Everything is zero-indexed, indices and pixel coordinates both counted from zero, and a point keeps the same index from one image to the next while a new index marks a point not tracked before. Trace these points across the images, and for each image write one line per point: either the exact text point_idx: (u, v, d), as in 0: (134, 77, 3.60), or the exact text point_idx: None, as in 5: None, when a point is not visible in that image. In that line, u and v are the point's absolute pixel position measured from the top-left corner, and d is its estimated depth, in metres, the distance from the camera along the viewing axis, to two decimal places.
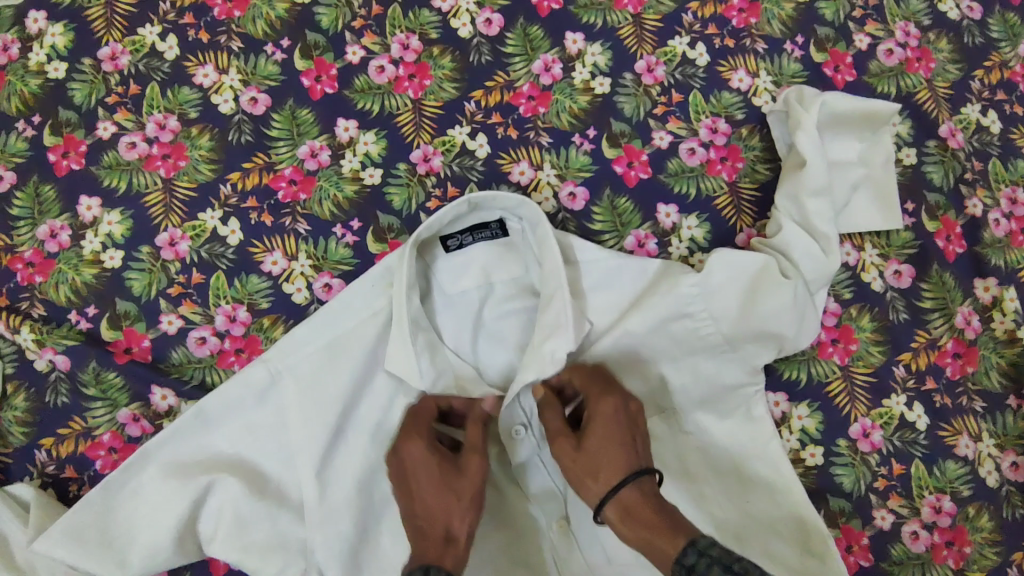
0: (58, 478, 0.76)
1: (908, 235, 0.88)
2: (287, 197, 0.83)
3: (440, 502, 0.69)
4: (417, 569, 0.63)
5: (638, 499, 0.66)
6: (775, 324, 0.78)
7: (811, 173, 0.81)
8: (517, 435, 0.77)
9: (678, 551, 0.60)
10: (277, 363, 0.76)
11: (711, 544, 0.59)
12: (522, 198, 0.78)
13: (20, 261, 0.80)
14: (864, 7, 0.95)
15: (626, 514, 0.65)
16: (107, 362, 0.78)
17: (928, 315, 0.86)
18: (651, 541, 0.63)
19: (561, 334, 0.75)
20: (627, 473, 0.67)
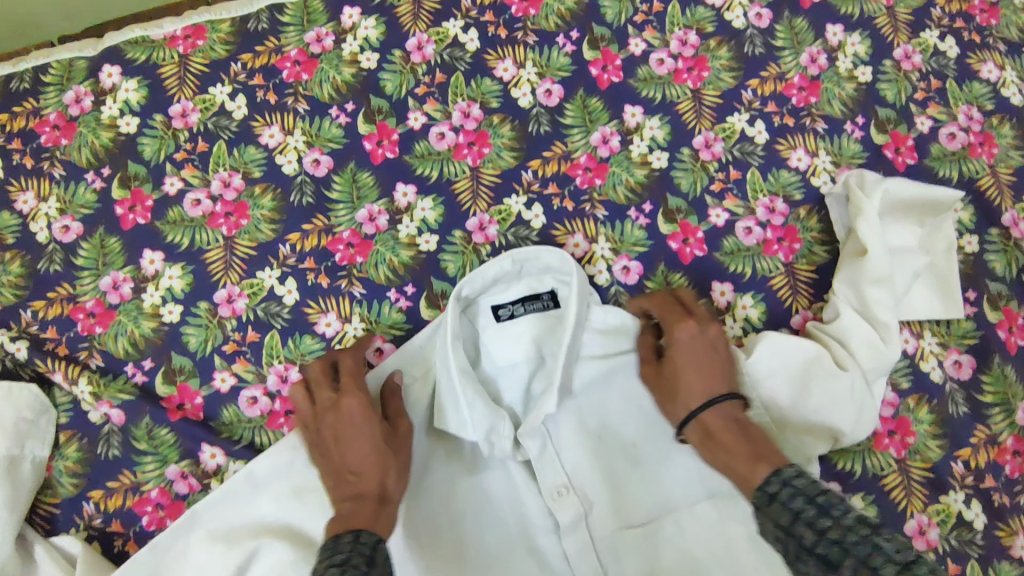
0: (104, 531, 0.76)
1: (969, 325, 0.86)
2: (344, 259, 0.84)
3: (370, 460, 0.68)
4: (348, 533, 0.61)
5: (723, 426, 0.70)
6: (832, 415, 0.76)
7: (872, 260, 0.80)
8: (563, 496, 0.77)
9: (760, 480, 0.63)
10: None
11: (795, 476, 0.61)
12: (562, 253, 0.81)
13: (81, 311, 0.82)
14: (926, 89, 0.95)
15: (713, 439, 0.70)
16: (161, 418, 0.79)
17: (988, 409, 0.84)
18: (733, 465, 0.67)
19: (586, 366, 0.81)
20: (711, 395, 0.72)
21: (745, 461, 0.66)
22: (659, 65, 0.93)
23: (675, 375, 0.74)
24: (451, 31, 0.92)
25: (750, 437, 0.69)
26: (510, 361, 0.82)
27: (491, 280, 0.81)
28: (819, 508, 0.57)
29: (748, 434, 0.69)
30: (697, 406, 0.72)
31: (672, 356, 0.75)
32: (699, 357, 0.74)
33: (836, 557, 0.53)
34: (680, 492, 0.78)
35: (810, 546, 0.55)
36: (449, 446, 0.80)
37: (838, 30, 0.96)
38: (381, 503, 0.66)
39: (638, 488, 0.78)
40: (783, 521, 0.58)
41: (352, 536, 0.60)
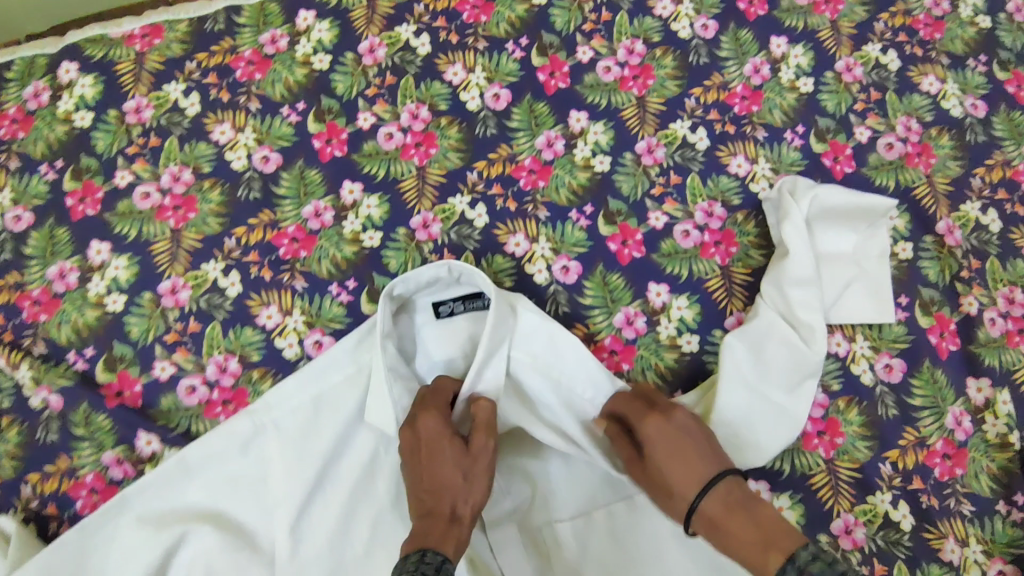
0: (39, 514, 0.77)
1: (900, 329, 0.88)
2: (288, 253, 0.85)
3: (450, 479, 0.70)
4: (415, 551, 0.64)
5: (728, 514, 0.67)
6: (756, 432, 0.79)
7: (796, 263, 0.83)
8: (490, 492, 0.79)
9: (775, 569, 0.62)
10: (263, 416, 0.78)
11: (811, 560, 0.60)
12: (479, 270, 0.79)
13: (28, 298, 0.83)
14: (866, 100, 0.97)
15: (720, 532, 0.67)
16: (99, 404, 0.80)
17: (918, 413, 0.85)
18: (745, 556, 0.65)
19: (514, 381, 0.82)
20: (705, 482, 0.69)
21: (753, 550, 0.64)
22: (605, 73, 0.95)
23: (663, 471, 0.72)
24: (403, 35, 0.94)
25: (756, 520, 0.66)
26: (445, 357, 0.83)
27: (427, 283, 0.81)
28: None
29: (756, 516, 0.67)
30: (693, 497, 0.69)
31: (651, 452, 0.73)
32: (681, 441, 0.72)
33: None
34: (608, 491, 0.80)
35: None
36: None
37: (781, 42, 0.98)
38: (450, 522, 0.68)
39: (570, 485, 0.81)
40: None
41: (418, 555, 0.63)
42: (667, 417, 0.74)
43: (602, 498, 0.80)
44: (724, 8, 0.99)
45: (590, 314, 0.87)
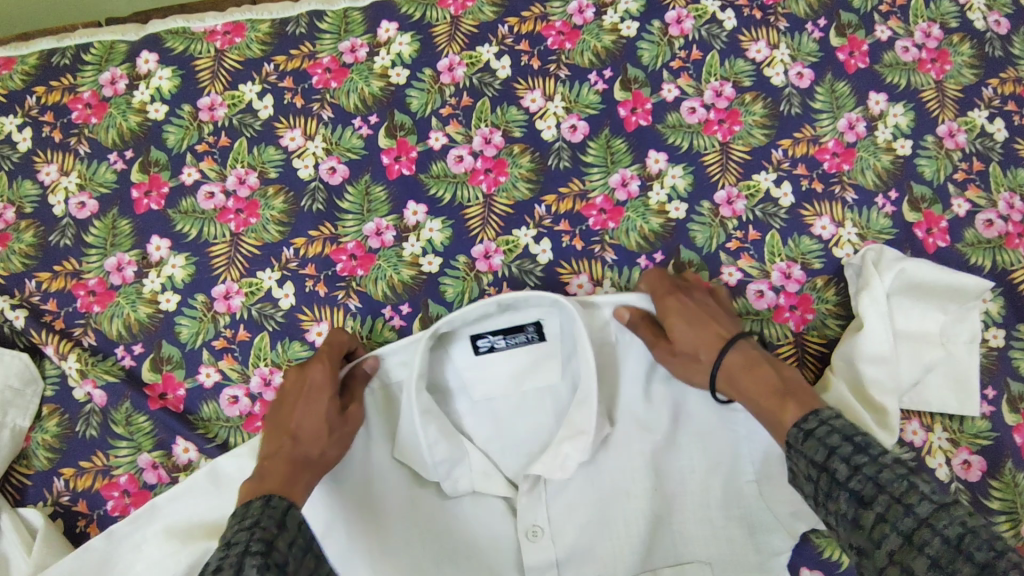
0: (69, 510, 0.76)
1: (984, 424, 0.81)
2: (345, 270, 0.83)
3: (315, 429, 0.70)
4: (258, 498, 0.62)
5: (747, 370, 0.71)
6: None
7: (869, 339, 0.78)
8: (536, 536, 0.76)
9: (798, 418, 0.64)
10: None
11: (834, 414, 0.63)
12: (553, 295, 0.76)
13: (84, 287, 0.84)
14: (967, 170, 0.91)
15: (740, 382, 0.71)
16: (141, 404, 0.79)
17: (995, 518, 0.78)
18: (762, 404, 0.68)
19: (581, 440, 0.74)
20: (727, 342, 0.73)
21: (771, 398, 0.67)
22: (689, 114, 0.91)
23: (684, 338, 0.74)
24: (484, 56, 0.91)
25: (777, 373, 0.70)
26: (486, 394, 0.80)
27: (475, 316, 0.77)
28: (856, 446, 0.59)
29: (775, 370, 0.71)
30: (717, 355, 0.72)
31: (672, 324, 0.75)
32: (698, 308, 0.77)
33: (869, 495, 0.55)
34: (659, 551, 0.76)
35: (843, 481, 0.57)
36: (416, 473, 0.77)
37: (881, 99, 0.92)
38: (301, 468, 0.67)
39: (617, 544, 0.76)
40: (818, 458, 0.60)
41: (263, 501, 0.61)
42: (683, 295, 0.78)
43: (653, 560, 0.76)
44: (822, 57, 0.93)
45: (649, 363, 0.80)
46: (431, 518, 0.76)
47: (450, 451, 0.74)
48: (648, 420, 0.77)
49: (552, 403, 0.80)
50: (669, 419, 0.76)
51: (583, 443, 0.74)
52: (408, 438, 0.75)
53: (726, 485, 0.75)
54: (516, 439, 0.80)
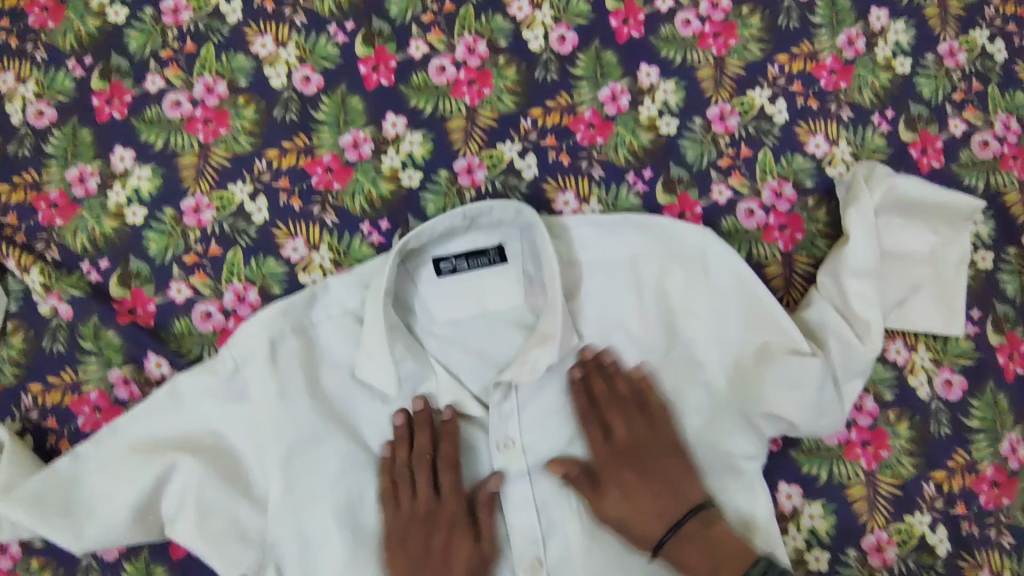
0: (38, 426, 0.74)
1: (967, 344, 0.80)
2: (320, 183, 0.80)
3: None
4: None
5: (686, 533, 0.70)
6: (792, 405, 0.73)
7: (856, 254, 0.76)
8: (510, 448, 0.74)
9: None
10: (239, 350, 0.73)
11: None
12: (517, 207, 0.75)
13: (45, 200, 0.79)
14: (966, 91, 0.88)
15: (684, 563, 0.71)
16: (109, 319, 0.76)
17: (972, 435, 0.79)
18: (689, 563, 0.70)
19: (548, 345, 0.74)
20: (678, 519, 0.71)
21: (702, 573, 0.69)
22: (683, 26, 0.86)
23: (615, 499, 0.72)
24: None
25: (706, 548, 0.70)
26: (449, 317, 0.78)
27: (440, 232, 0.75)
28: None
29: (704, 539, 0.70)
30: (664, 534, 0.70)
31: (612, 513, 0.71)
32: (636, 501, 0.71)
33: None
34: None
35: None
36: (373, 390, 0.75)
37: (882, 14, 0.88)
38: None
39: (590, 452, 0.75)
40: None
41: None
42: (624, 498, 0.71)
43: None
44: None
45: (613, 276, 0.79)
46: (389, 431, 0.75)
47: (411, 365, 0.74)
48: (610, 332, 0.78)
49: (517, 323, 0.79)
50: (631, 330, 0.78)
51: (551, 347, 0.74)
52: (367, 356, 0.73)
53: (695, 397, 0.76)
54: (488, 358, 0.77)
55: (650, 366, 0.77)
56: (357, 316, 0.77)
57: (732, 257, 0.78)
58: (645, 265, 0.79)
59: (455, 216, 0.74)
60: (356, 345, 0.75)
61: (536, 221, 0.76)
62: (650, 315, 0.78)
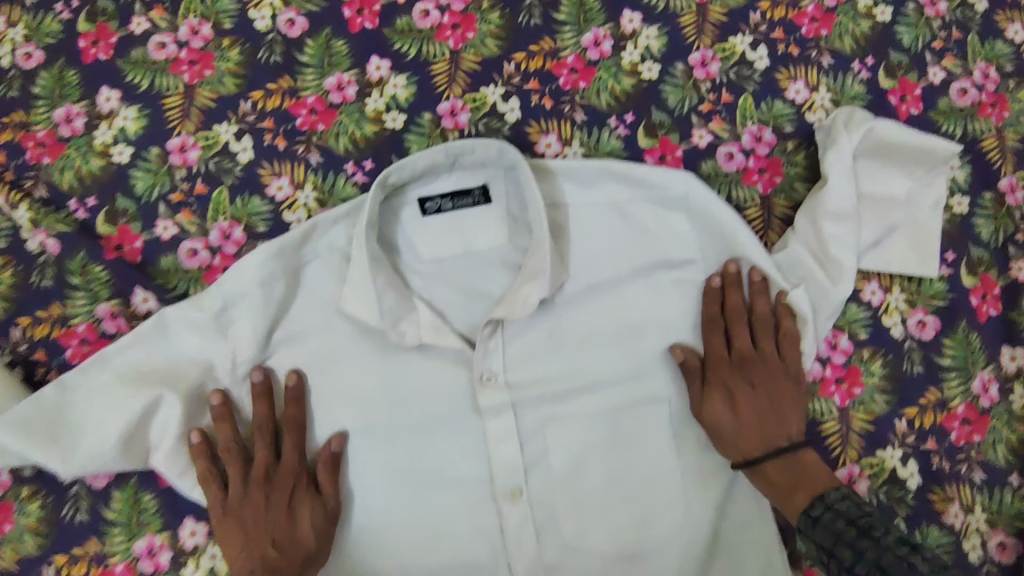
0: (27, 359, 0.76)
1: (941, 286, 0.82)
2: (305, 124, 0.80)
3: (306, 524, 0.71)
4: None
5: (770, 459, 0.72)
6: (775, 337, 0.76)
7: (834, 193, 0.76)
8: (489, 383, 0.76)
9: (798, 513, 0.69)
10: (229, 288, 0.73)
11: (839, 499, 0.67)
12: (501, 146, 0.76)
13: (32, 140, 0.80)
14: (945, 39, 0.89)
15: (764, 476, 0.73)
16: (97, 255, 0.77)
17: (945, 373, 0.81)
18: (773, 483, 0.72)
19: (537, 281, 0.75)
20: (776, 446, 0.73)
21: (784, 489, 0.71)
22: None
23: (714, 409, 0.74)
24: None
25: (799, 466, 0.72)
26: (434, 255, 0.79)
27: (424, 171, 0.76)
28: (859, 529, 0.63)
29: (796, 462, 0.72)
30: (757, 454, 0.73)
31: (710, 421, 0.74)
32: (739, 410, 0.74)
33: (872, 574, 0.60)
34: (616, 395, 0.78)
35: (849, 566, 0.61)
36: (359, 327, 0.76)
37: None
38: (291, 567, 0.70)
39: (573, 388, 0.78)
40: (826, 544, 0.64)
41: None
42: (728, 404, 0.74)
43: (611, 405, 0.77)
44: None
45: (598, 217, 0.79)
46: (378, 368, 0.76)
47: (398, 303, 0.75)
48: (595, 272, 0.79)
49: (502, 263, 0.80)
50: (618, 271, 0.78)
51: (541, 284, 0.75)
52: (354, 292, 0.75)
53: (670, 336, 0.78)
54: (473, 297, 0.79)
55: (634, 305, 0.78)
56: (343, 254, 0.77)
57: (713, 202, 0.77)
58: (626, 208, 0.79)
59: (439, 155, 0.75)
60: (341, 282, 0.77)
61: (522, 160, 0.76)
62: (637, 254, 0.78)
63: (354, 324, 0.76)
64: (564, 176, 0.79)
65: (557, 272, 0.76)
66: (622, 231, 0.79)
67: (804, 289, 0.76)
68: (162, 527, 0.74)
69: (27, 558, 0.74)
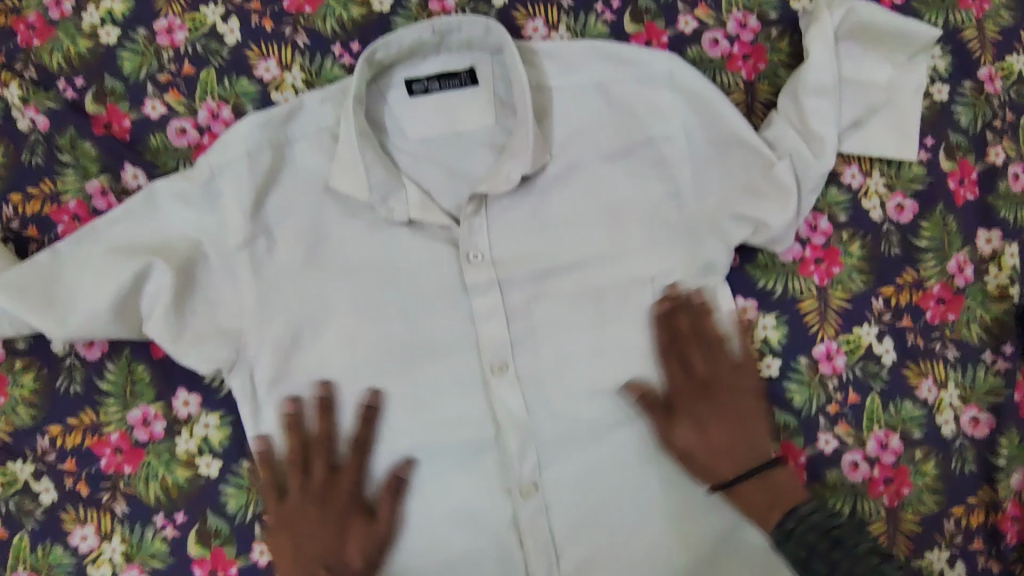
0: (20, 235, 0.77)
1: (919, 170, 0.84)
2: (292, 7, 0.81)
3: (312, 535, 0.72)
4: None
5: (748, 476, 0.73)
6: (756, 209, 0.77)
7: (815, 70, 0.77)
8: (474, 259, 0.77)
9: (773, 525, 0.70)
10: (217, 160, 0.75)
11: (810, 513, 0.68)
12: (487, 24, 0.76)
13: (20, 21, 0.80)
14: None
15: (739, 496, 0.73)
16: (85, 131, 0.78)
17: (921, 255, 0.83)
18: (751, 503, 0.73)
19: (521, 157, 0.76)
20: (745, 461, 0.74)
21: (760, 507, 0.72)
22: None
23: (680, 437, 0.75)
24: None
25: (774, 489, 0.73)
26: (422, 137, 0.80)
27: (410, 49, 0.77)
28: (833, 541, 0.66)
29: (767, 476, 0.73)
30: (739, 476, 0.73)
31: (675, 420, 0.75)
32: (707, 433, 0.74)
33: None
34: (600, 273, 0.79)
35: None
36: (346, 205, 0.77)
37: None
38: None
39: (557, 267, 0.79)
40: (801, 556, 0.67)
41: None
42: (695, 429, 0.74)
43: (596, 283, 0.79)
44: None
45: (583, 97, 0.80)
46: (367, 246, 0.77)
47: (386, 179, 0.76)
48: (579, 154, 0.79)
49: (488, 145, 0.81)
50: (600, 151, 0.79)
51: (524, 159, 0.76)
52: (342, 168, 0.76)
53: (656, 213, 0.78)
54: (458, 177, 0.80)
55: (617, 185, 0.79)
56: (331, 133, 0.78)
57: (697, 79, 0.79)
58: (611, 90, 0.80)
59: (425, 31, 0.75)
60: (329, 159, 0.78)
61: (507, 41, 0.76)
62: (620, 135, 0.79)
63: (341, 201, 0.77)
64: (548, 59, 0.80)
65: (540, 151, 0.77)
66: (606, 111, 0.80)
67: (790, 161, 0.76)
68: (157, 398, 0.76)
69: (20, 430, 0.75)
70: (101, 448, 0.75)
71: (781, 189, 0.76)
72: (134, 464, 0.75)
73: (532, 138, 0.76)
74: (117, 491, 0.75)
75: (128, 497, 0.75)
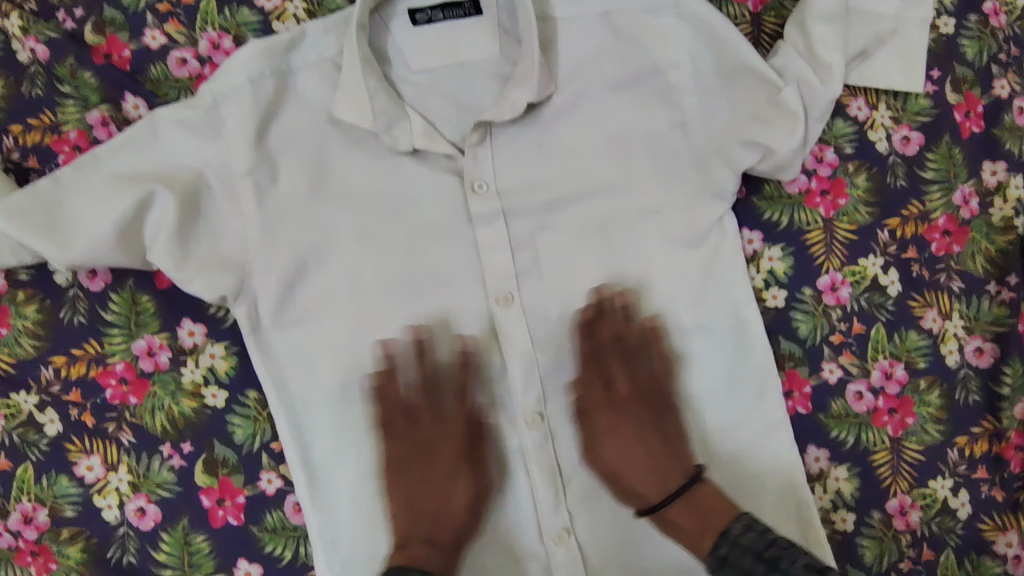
0: (21, 166, 0.77)
1: (926, 103, 0.83)
2: None
3: (422, 481, 0.75)
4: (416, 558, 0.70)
5: (671, 497, 0.72)
6: (764, 134, 0.76)
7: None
8: (480, 189, 0.76)
9: (710, 546, 0.69)
10: (220, 88, 0.74)
11: (742, 533, 0.67)
12: None
13: None
14: None
15: (669, 521, 0.72)
16: (85, 60, 0.78)
17: (927, 186, 0.82)
18: (683, 528, 0.71)
19: (526, 85, 0.76)
20: (667, 484, 0.73)
21: (693, 533, 0.70)
22: None
23: (605, 457, 0.76)
24: None
25: (701, 509, 0.71)
26: (426, 67, 0.79)
27: None
28: (767, 563, 0.63)
29: (693, 497, 0.72)
30: (659, 502, 0.73)
31: (597, 457, 0.76)
32: (625, 446, 0.76)
33: None
34: (606, 203, 0.78)
35: None
36: (350, 135, 0.77)
37: None
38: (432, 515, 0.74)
39: (563, 198, 0.78)
40: None
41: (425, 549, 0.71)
42: (616, 443, 0.76)
43: (602, 214, 0.78)
44: None
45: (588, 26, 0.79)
46: (370, 175, 0.77)
47: (389, 107, 0.75)
48: (584, 84, 0.79)
49: (492, 75, 0.80)
50: (607, 80, 0.79)
51: (529, 86, 0.75)
52: (344, 96, 0.75)
53: (660, 142, 0.78)
54: (463, 108, 0.80)
55: (622, 115, 0.78)
56: (334, 63, 0.77)
57: (704, 5, 0.77)
58: (616, 19, 0.79)
59: None
60: (332, 89, 0.77)
61: None
62: (627, 65, 0.79)
63: (345, 131, 0.77)
64: None
65: (546, 80, 0.76)
66: (612, 41, 0.79)
67: (796, 87, 0.76)
68: (161, 328, 0.76)
69: (24, 361, 0.75)
70: (106, 379, 0.75)
71: (788, 115, 0.76)
72: (140, 394, 0.75)
73: (538, 65, 0.75)
74: (122, 421, 0.75)
75: (134, 428, 0.75)
